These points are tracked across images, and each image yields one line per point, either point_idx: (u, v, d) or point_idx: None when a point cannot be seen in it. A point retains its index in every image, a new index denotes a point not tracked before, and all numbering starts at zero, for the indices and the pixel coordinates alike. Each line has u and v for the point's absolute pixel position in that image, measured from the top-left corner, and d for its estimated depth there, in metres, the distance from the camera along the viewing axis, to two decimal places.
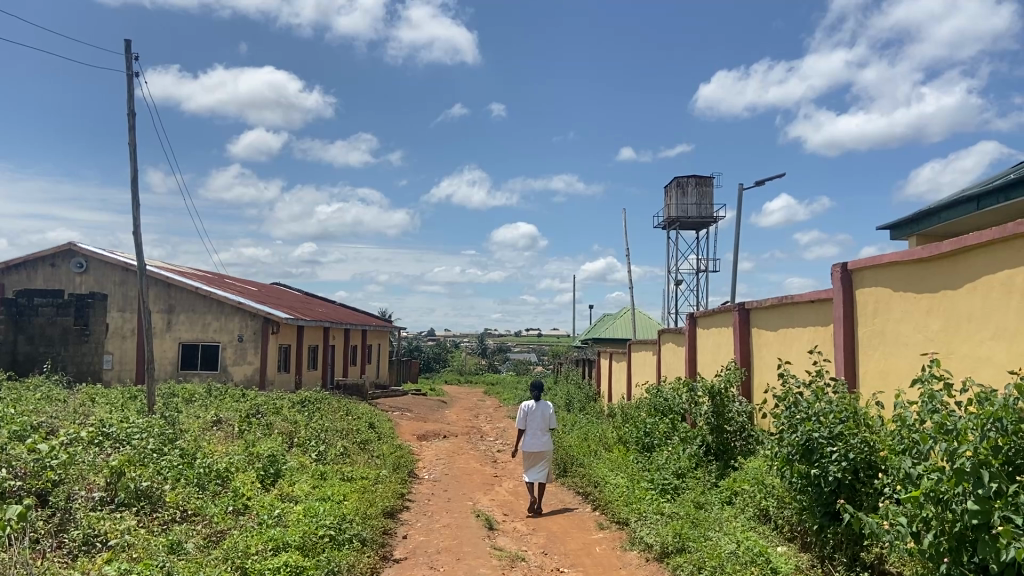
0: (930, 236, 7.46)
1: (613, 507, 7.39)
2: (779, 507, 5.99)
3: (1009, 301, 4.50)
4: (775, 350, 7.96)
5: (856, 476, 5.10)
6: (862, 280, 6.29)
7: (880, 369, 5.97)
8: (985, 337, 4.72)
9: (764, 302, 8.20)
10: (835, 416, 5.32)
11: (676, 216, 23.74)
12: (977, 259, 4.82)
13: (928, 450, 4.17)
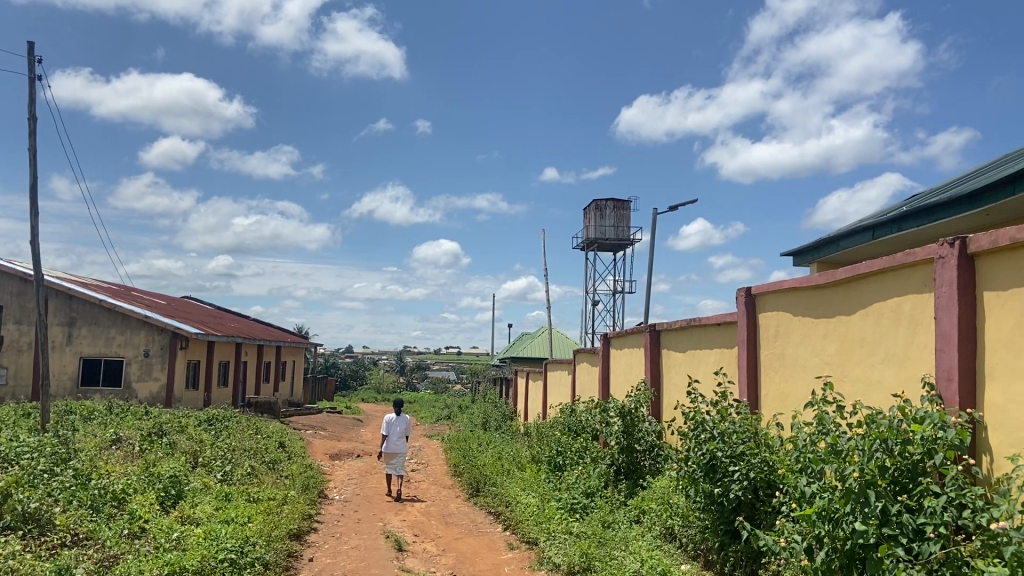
0: (830, 263, 7.78)
1: (523, 527, 7.40)
2: (684, 526, 6.11)
3: (897, 327, 4.74)
4: (684, 371, 8.14)
5: (756, 495, 5.24)
6: (764, 304, 6.52)
7: (780, 390, 6.17)
8: (875, 362, 4.94)
9: (672, 324, 8.40)
10: (737, 437, 5.50)
11: (594, 238, 24.09)
12: (869, 287, 5.07)
13: (821, 471, 4.32)
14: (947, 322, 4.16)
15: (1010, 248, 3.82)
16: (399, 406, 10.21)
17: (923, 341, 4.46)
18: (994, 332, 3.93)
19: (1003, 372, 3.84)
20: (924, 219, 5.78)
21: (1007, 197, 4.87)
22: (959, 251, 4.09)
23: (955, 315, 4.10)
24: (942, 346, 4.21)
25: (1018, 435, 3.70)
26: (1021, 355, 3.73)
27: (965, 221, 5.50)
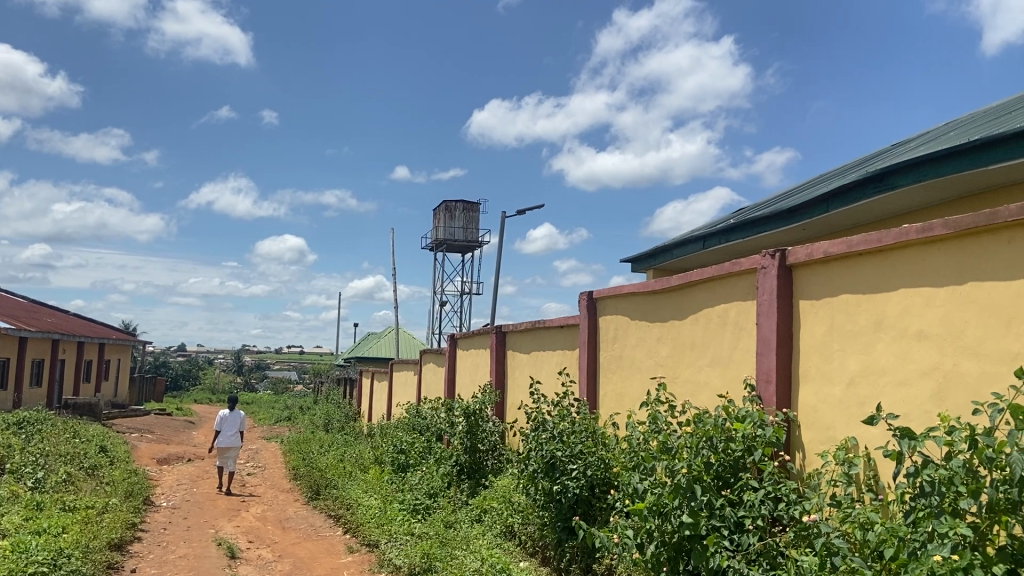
0: (664, 270, 8.22)
1: (363, 530, 7.28)
2: (523, 523, 6.25)
3: (723, 332, 5.06)
4: (527, 371, 8.32)
5: (592, 491, 5.44)
6: (605, 308, 6.78)
7: (617, 391, 6.44)
8: (703, 364, 5.26)
9: (517, 326, 8.56)
10: (576, 436, 5.69)
11: (443, 238, 24.12)
12: (699, 293, 5.38)
13: (653, 468, 4.51)
14: (767, 328, 4.49)
15: (823, 261, 4.18)
16: (232, 404, 9.83)
17: (746, 345, 4.79)
18: (808, 337, 4.29)
19: (816, 375, 4.19)
20: (748, 231, 6.22)
21: (822, 214, 5.34)
22: (780, 262, 4.44)
23: (774, 321, 4.43)
24: (762, 349, 4.54)
25: (827, 433, 4.06)
26: (831, 359, 4.09)
27: (784, 234, 5.98)
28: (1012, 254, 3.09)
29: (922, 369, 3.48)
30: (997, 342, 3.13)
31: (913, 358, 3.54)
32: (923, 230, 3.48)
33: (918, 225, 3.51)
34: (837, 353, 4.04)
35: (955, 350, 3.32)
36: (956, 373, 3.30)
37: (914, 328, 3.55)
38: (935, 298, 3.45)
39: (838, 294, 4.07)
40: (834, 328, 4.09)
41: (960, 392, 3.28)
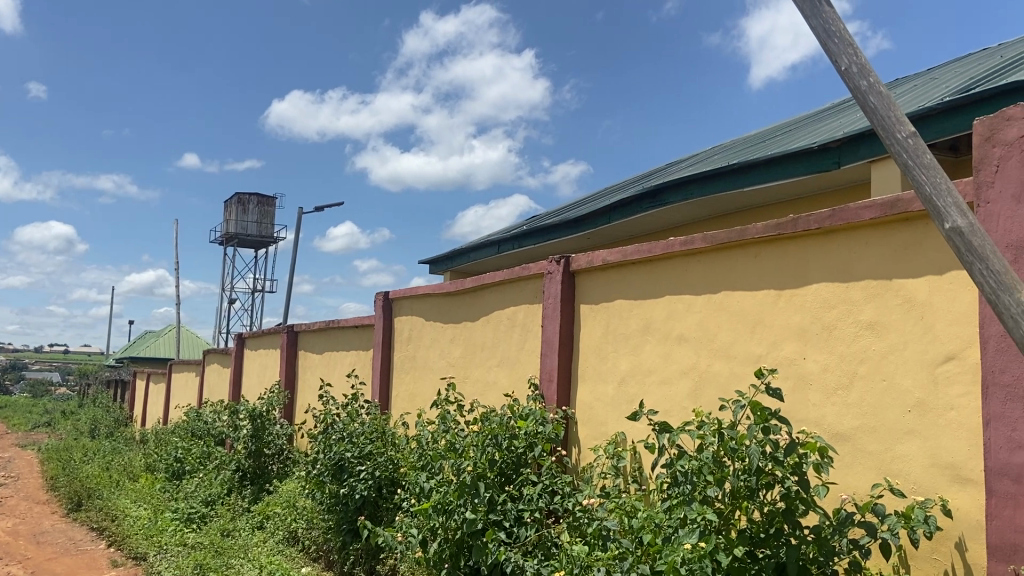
0: (461, 272, 8.35)
1: (129, 542, 6.75)
2: (308, 528, 6.09)
3: (511, 333, 5.24)
4: (319, 372, 8.14)
5: (379, 493, 5.42)
6: (400, 309, 6.78)
7: (409, 391, 6.46)
8: (492, 364, 5.41)
9: (310, 326, 8.34)
10: (366, 437, 5.66)
11: (234, 232, 22.98)
12: (490, 296, 5.53)
13: (439, 467, 4.54)
14: (551, 330, 4.71)
15: (602, 267, 4.44)
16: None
17: (531, 346, 4.98)
18: (586, 339, 4.54)
19: (592, 374, 4.45)
20: (539, 237, 6.47)
21: (605, 224, 5.67)
22: (563, 268, 4.66)
23: (558, 324, 4.65)
24: (545, 350, 4.75)
25: (600, 429, 4.32)
26: (605, 359, 4.36)
27: (572, 241, 6.28)
28: (757, 266, 3.47)
29: (682, 369, 3.80)
30: (743, 344, 3.49)
31: (675, 359, 3.86)
32: (686, 242, 3.80)
33: (682, 238, 3.83)
34: (611, 354, 4.31)
35: (709, 352, 3.66)
36: (710, 373, 3.64)
37: (677, 331, 3.87)
38: (695, 304, 3.78)
39: (614, 299, 4.35)
40: (609, 331, 4.35)
41: (712, 391, 3.62)
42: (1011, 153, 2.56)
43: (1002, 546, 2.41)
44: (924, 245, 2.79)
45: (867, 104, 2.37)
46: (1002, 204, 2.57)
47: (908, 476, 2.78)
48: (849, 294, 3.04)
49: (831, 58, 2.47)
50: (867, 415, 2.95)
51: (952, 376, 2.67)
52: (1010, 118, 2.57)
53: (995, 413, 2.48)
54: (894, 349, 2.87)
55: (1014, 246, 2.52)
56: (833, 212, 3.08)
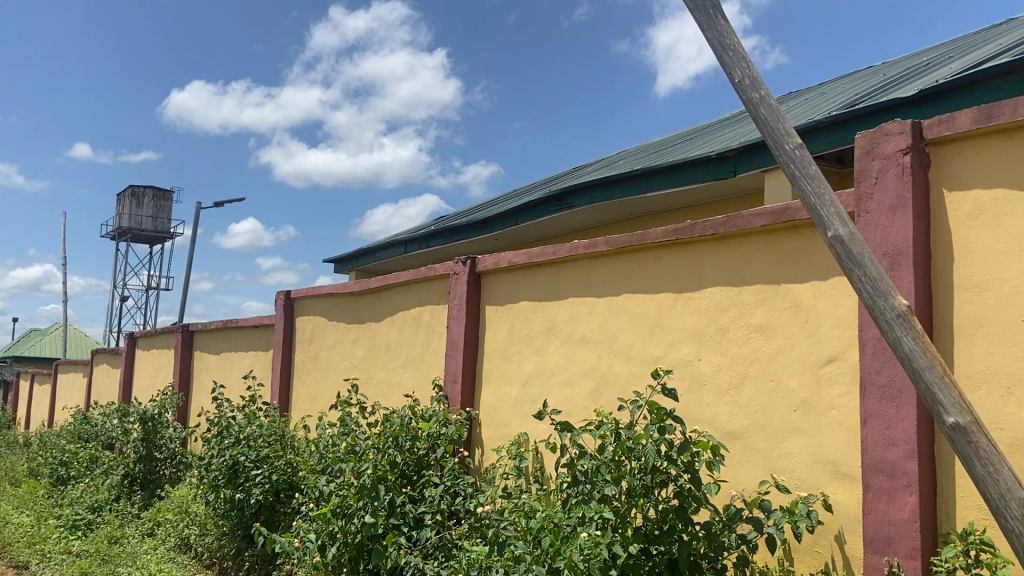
0: (367, 272, 8.24)
1: (6, 552, 6.35)
2: (201, 534, 5.88)
3: (416, 334, 5.20)
4: (216, 373, 7.87)
5: (277, 497, 5.30)
6: (302, 308, 6.63)
7: (310, 393, 6.33)
8: (396, 365, 5.36)
9: (206, 325, 8.06)
10: (263, 440, 5.53)
11: (127, 227, 21.99)
12: (395, 296, 5.47)
13: (339, 470, 4.45)
14: (456, 331, 4.70)
15: (507, 269, 4.47)
16: None
17: (436, 347, 4.96)
18: (490, 340, 4.55)
19: (496, 375, 4.47)
20: (447, 238, 6.45)
21: (512, 226, 5.71)
22: (469, 269, 4.66)
23: (462, 324, 4.65)
24: (450, 351, 4.74)
25: (503, 429, 4.34)
26: (509, 360, 4.38)
27: (479, 243, 6.29)
28: (656, 269, 3.55)
29: (584, 370, 3.86)
30: (642, 346, 3.58)
31: (577, 360, 3.92)
32: (589, 245, 3.86)
33: (585, 241, 3.89)
34: (515, 355, 4.34)
35: (610, 353, 3.73)
36: (610, 374, 3.71)
37: (579, 333, 3.93)
38: (597, 306, 3.84)
39: (518, 301, 4.37)
40: (513, 332, 4.38)
41: (612, 391, 3.69)
42: (888, 166, 2.71)
43: (877, 538, 2.55)
44: (810, 251, 2.92)
45: (759, 115, 2.48)
46: (880, 214, 2.72)
47: (793, 472, 2.91)
48: (741, 298, 3.16)
49: (725, 70, 2.57)
50: (756, 414, 3.06)
51: (834, 377, 2.81)
52: (887, 133, 2.72)
53: (871, 411, 2.62)
54: (781, 351, 2.99)
55: (889, 254, 2.67)
56: (728, 218, 3.19)
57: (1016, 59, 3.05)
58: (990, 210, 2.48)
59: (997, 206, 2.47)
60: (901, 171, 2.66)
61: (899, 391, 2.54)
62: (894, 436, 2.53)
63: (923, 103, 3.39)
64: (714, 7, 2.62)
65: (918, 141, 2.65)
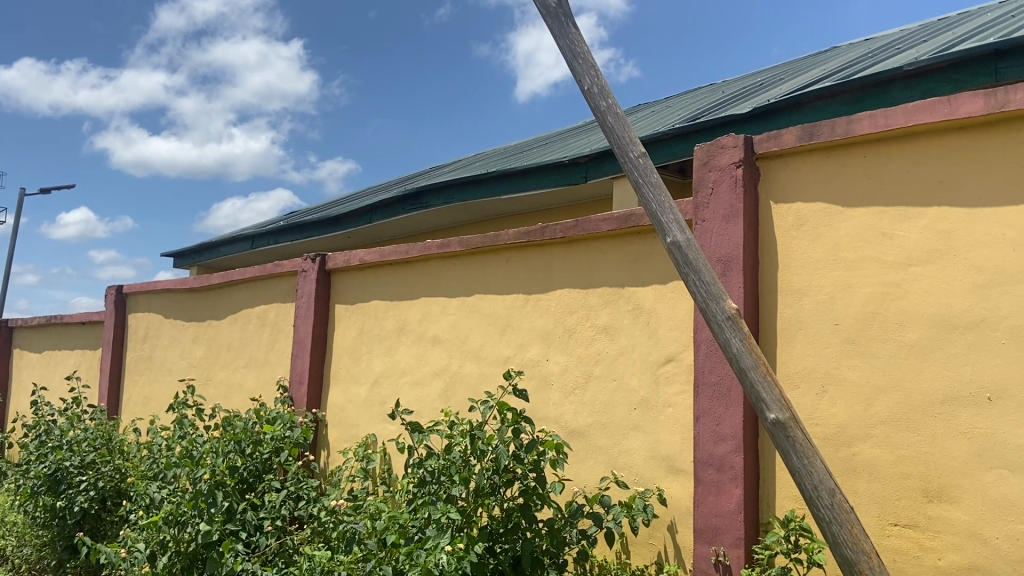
0: (210, 267, 7.85)
1: None
2: (17, 546, 5.34)
3: (261, 333, 5.00)
4: (37, 373, 7.24)
5: (103, 505, 4.93)
6: (136, 305, 6.23)
7: (143, 394, 5.95)
8: (238, 365, 5.13)
9: (26, 322, 7.40)
10: (88, 444, 5.13)
11: None
12: (239, 293, 5.24)
13: (173, 476, 4.17)
14: (303, 330, 4.56)
15: (358, 267, 4.38)
16: None
17: (282, 347, 4.79)
18: (339, 340, 4.44)
19: (345, 375, 4.37)
20: (296, 234, 6.25)
21: (365, 224, 5.60)
22: (319, 266, 4.53)
23: (310, 323, 4.51)
24: (297, 351, 4.59)
25: (350, 430, 4.26)
26: (358, 360, 4.30)
27: (331, 240, 6.14)
28: (508, 271, 3.59)
29: (434, 370, 3.85)
30: (492, 346, 3.61)
31: (427, 361, 3.90)
32: (442, 246, 3.86)
33: (438, 241, 3.88)
34: (365, 354, 4.26)
35: (461, 353, 3.74)
36: (460, 374, 3.72)
37: (430, 333, 3.92)
38: (448, 307, 3.84)
39: (369, 300, 4.30)
40: (363, 331, 4.30)
41: (461, 391, 3.70)
42: (723, 178, 2.87)
43: (706, 529, 2.69)
44: (652, 256, 3.05)
45: (605, 123, 2.56)
46: (714, 223, 2.88)
47: (632, 468, 3.02)
48: (588, 300, 3.25)
49: (576, 78, 2.62)
50: (599, 413, 3.16)
51: (670, 376, 2.94)
52: (722, 146, 2.88)
53: (704, 409, 2.77)
54: (623, 351, 3.11)
55: (722, 261, 2.83)
56: (576, 222, 3.27)
57: (837, 83, 3.31)
58: (810, 222, 2.68)
59: (817, 218, 2.67)
60: (734, 183, 2.83)
61: (728, 390, 2.69)
62: (723, 431, 2.69)
63: (757, 120, 3.62)
64: (566, 15, 2.68)
65: (749, 155, 2.82)
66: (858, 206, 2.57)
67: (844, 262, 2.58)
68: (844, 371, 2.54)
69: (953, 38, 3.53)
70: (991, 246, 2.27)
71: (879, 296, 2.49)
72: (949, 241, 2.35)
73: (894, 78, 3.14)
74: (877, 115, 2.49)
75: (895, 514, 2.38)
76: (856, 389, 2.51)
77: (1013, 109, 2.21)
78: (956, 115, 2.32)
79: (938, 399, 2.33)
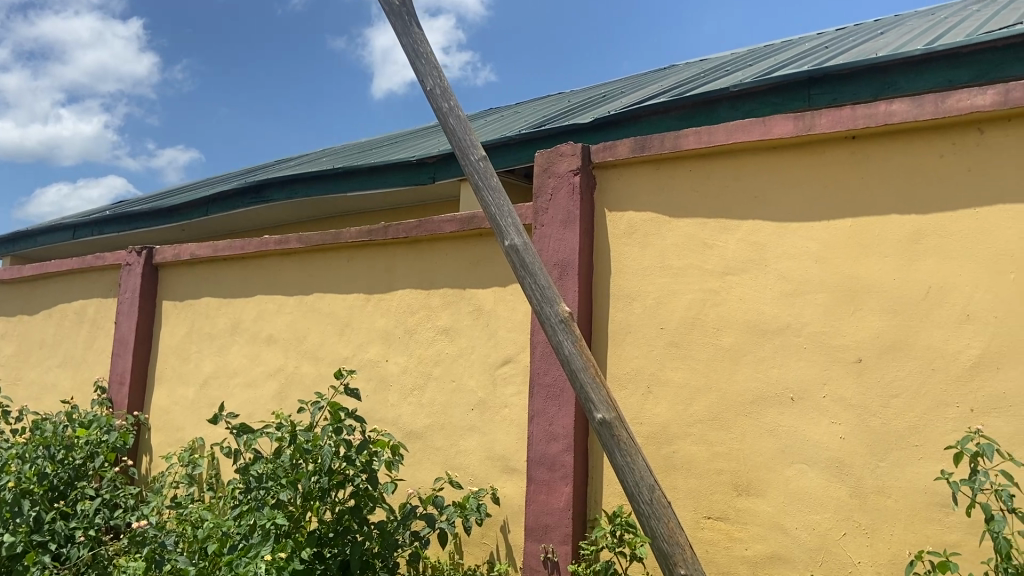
0: (25, 258, 7.20)
1: None
2: None
3: (78, 330, 4.64)
4: None
5: None
6: None
7: None
8: (52, 365, 4.74)
9: None
10: None
11: None
12: (55, 286, 4.84)
13: None
14: (125, 328, 4.27)
15: (189, 263, 4.16)
16: None
17: (101, 345, 4.47)
18: (167, 338, 4.20)
19: (171, 375, 4.13)
20: (123, 225, 5.84)
21: (201, 217, 5.33)
22: (145, 260, 4.27)
23: (134, 320, 4.24)
24: (118, 350, 4.29)
25: (176, 434, 4.03)
26: (187, 360, 4.08)
27: (163, 232, 5.79)
28: (349, 270, 3.53)
29: (268, 371, 3.71)
30: (330, 346, 3.53)
31: (261, 361, 3.76)
32: (280, 242, 3.73)
33: (276, 237, 3.75)
34: (193, 354, 4.05)
35: (297, 353, 3.63)
36: (295, 375, 3.61)
37: (265, 332, 3.78)
38: (285, 305, 3.72)
39: (200, 296, 4.09)
40: (193, 329, 4.08)
41: (296, 392, 3.59)
42: (561, 185, 2.95)
43: (536, 527, 2.75)
44: (492, 259, 3.08)
45: (447, 125, 2.56)
46: (552, 228, 2.95)
47: (466, 469, 3.05)
48: (429, 301, 3.25)
49: (418, 77, 2.61)
50: (436, 414, 3.16)
51: (507, 378, 2.99)
52: (561, 154, 2.96)
53: (538, 409, 2.83)
54: (462, 352, 3.13)
55: (558, 265, 2.91)
56: (419, 222, 3.26)
57: (671, 99, 3.48)
58: (641, 230, 2.81)
59: (646, 226, 2.80)
60: (572, 190, 2.92)
61: (561, 390, 2.77)
62: (555, 431, 2.76)
63: (597, 130, 3.75)
64: (409, 14, 2.67)
65: (586, 164, 2.92)
66: (683, 216, 2.71)
67: (670, 269, 2.72)
68: (668, 373, 2.68)
69: (775, 65, 3.81)
70: (796, 258, 2.46)
71: (699, 302, 2.64)
72: (761, 252, 2.53)
73: (721, 98, 3.34)
74: (702, 131, 2.64)
75: (709, 508, 2.54)
76: (678, 390, 2.65)
77: (819, 133, 2.42)
78: (770, 135, 2.50)
79: (748, 399, 2.49)
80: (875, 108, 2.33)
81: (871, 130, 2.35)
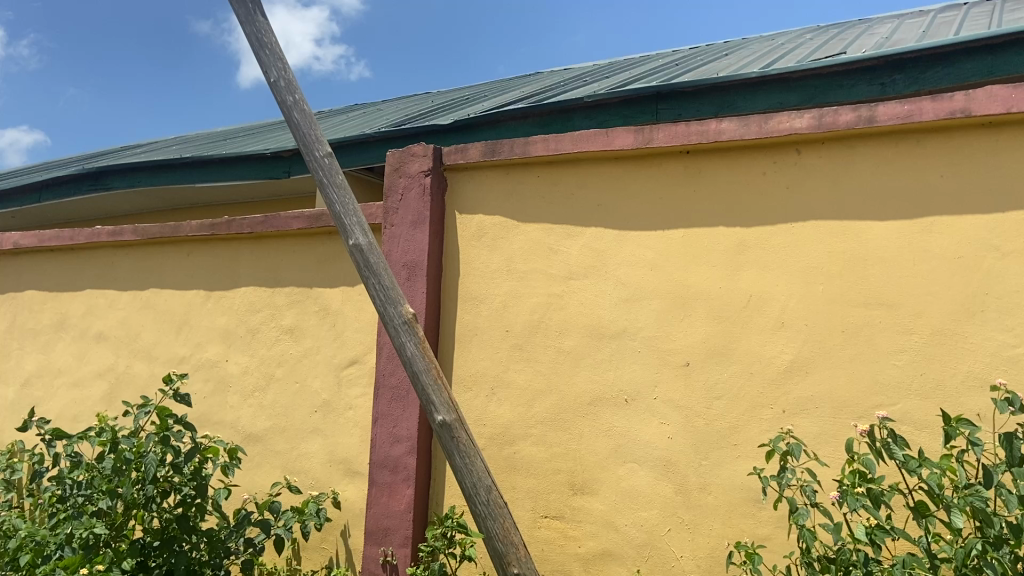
0: None
1: None
2: None
3: None
4: None
5: None
6: None
7: None
8: None
9: None
10: None
11: None
12: None
13: None
14: None
15: (13, 253, 3.86)
16: None
17: None
18: None
19: None
20: None
21: (32, 204, 4.94)
22: None
23: None
24: None
25: None
26: (7, 358, 3.77)
27: None
28: (189, 265, 3.36)
29: (97, 370, 3.49)
30: (166, 345, 3.35)
31: (89, 359, 3.52)
32: (114, 233, 3.52)
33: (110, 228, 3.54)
34: (15, 351, 3.75)
35: (130, 351, 3.43)
36: (127, 375, 3.41)
37: (95, 329, 3.54)
38: (119, 301, 3.51)
39: (24, 289, 3.79)
40: (15, 324, 3.78)
41: (127, 393, 3.39)
42: (412, 185, 2.93)
43: (376, 530, 2.72)
44: (340, 258, 3.03)
45: (291, 119, 2.49)
46: (401, 228, 2.92)
47: (307, 472, 2.98)
48: (273, 299, 3.15)
49: (262, 68, 2.53)
50: (278, 416, 3.07)
51: (353, 379, 2.94)
52: (412, 154, 2.95)
53: (382, 411, 2.79)
54: (307, 353, 3.05)
55: (407, 266, 2.88)
56: (265, 218, 3.16)
57: (528, 105, 3.53)
58: (489, 234, 2.84)
59: (495, 230, 2.83)
60: (422, 191, 2.90)
61: (406, 392, 2.74)
62: (399, 433, 2.74)
63: (454, 132, 3.75)
64: (253, 2, 2.57)
65: (437, 166, 2.91)
66: (530, 222, 2.76)
67: (516, 273, 2.76)
68: (511, 375, 2.71)
69: (629, 78, 3.94)
70: (633, 265, 2.56)
71: (542, 306, 2.70)
72: (601, 259, 2.61)
73: (575, 107, 3.42)
74: (549, 139, 2.70)
75: (546, 507, 2.59)
76: (521, 391, 2.69)
77: (657, 146, 2.52)
78: (613, 145, 2.58)
79: (586, 401, 2.57)
80: (707, 125, 2.45)
81: (703, 146, 2.47)
